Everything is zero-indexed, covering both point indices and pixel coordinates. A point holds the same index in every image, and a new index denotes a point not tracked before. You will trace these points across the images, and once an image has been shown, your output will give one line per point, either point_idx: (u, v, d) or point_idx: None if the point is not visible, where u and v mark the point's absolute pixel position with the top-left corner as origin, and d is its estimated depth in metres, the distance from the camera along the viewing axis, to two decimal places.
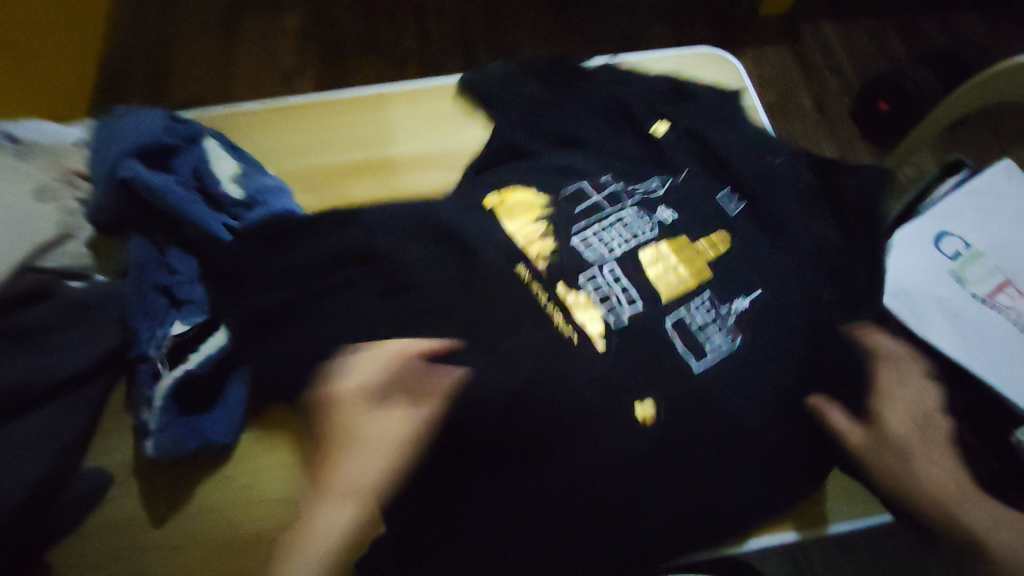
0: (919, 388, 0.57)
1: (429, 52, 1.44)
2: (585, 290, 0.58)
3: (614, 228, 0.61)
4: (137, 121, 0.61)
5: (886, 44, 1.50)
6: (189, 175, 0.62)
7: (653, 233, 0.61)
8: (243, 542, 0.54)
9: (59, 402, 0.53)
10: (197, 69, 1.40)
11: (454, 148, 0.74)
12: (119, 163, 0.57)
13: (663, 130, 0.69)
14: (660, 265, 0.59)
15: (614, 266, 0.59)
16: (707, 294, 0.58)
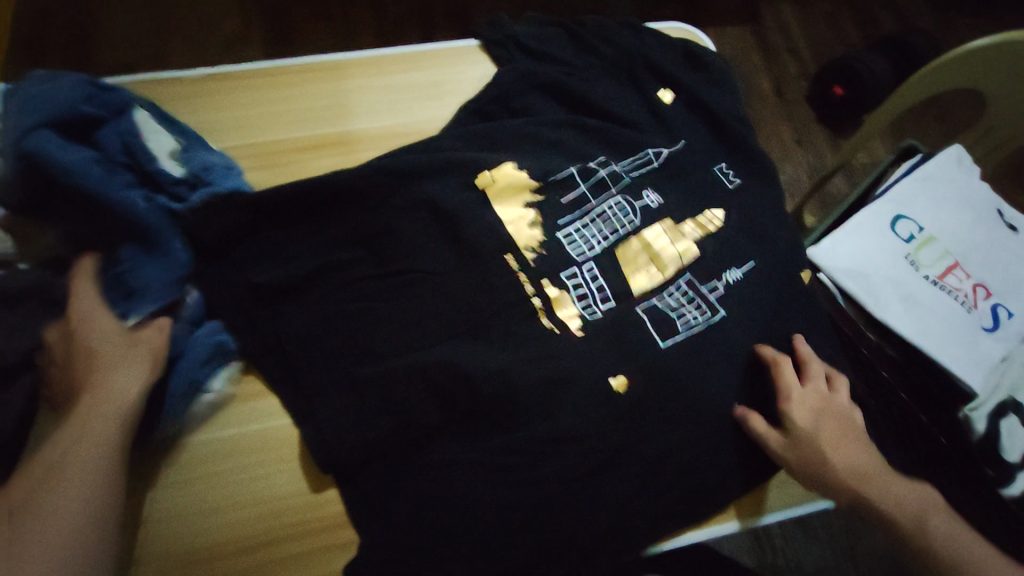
0: (820, 386, 0.56)
1: (384, 22, 1.35)
2: (567, 289, 0.57)
3: (598, 219, 0.60)
4: (48, 86, 0.51)
5: (842, 30, 1.53)
6: (116, 147, 0.53)
7: (636, 220, 0.60)
8: (186, 563, 0.47)
9: None
10: (122, 33, 1.26)
11: (422, 125, 0.65)
12: (29, 133, 0.48)
13: (670, 97, 0.66)
14: (642, 256, 0.59)
15: (592, 267, 0.58)
16: (687, 280, 0.59)
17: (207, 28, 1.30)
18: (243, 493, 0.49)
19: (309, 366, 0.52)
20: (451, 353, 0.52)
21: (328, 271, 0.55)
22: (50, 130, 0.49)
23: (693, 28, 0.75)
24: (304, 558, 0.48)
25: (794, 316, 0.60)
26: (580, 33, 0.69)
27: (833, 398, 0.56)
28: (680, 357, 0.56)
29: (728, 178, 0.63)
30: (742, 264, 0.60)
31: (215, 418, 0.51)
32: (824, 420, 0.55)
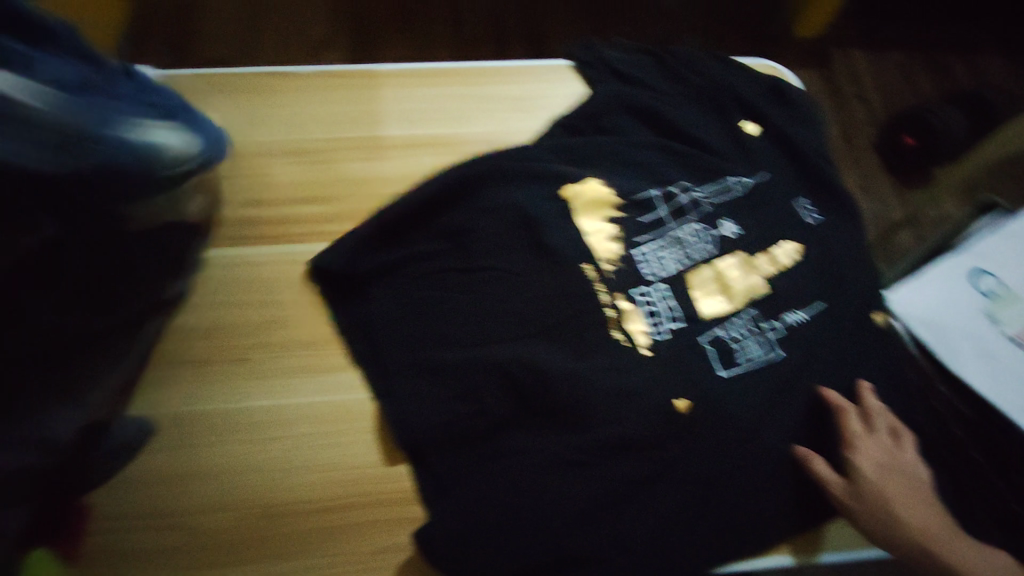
0: (884, 440, 0.53)
1: (461, 38, 1.41)
2: (637, 307, 0.57)
3: (673, 244, 0.61)
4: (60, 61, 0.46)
5: (914, 81, 1.48)
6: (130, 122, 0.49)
7: (711, 248, 0.61)
8: (255, 513, 0.51)
9: (89, 356, 0.48)
10: (222, 33, 1.36)
11: (466, 135, 0.68)
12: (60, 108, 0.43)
13: (756, 129, 0.68)
14: (710, 283, 0.59)
15: (663, 287, 0.59)
16: (750, 315, 0.58)
17: (297, 31, 1.39)
18: (320, 459, 0.53)
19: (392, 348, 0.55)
20: (525, 353, 0.54)
21: (416, 260, 0.59)
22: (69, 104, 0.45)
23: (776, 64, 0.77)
24: (366, 528, 0.51)
25: (871, 359, 0.59)
26: (668, 61, 0.71)
27: (898, 454, 0.53)
28: (752, 382, 0.55)
29: (809, 213, 0.64)
30: (811, 306, 0.59)
31: (302, 385, 0.55)
32: (897, 480, 0.51)
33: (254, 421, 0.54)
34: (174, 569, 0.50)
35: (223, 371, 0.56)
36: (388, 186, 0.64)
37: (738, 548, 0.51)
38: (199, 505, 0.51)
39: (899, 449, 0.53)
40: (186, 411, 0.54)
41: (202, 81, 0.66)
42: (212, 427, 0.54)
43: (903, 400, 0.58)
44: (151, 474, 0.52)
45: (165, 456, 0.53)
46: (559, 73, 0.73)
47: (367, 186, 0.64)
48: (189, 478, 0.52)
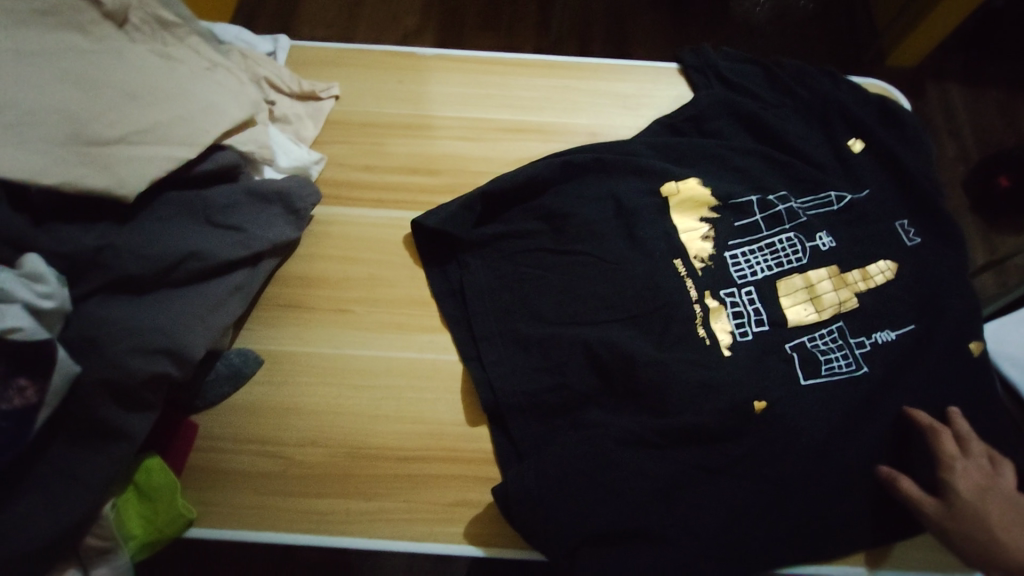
0: (979, 466, 0.51)
1: (546, 36, 1.43)
2: (725, 307, 0.58)
3: (765, 249, 0.61)
4: (134, 52, 0.51)
5: (1016, 120, 1.38)
6: (183, 82, 0.52)
7: (804, 259, 0.61)
8: (339, 453, 0.53)
9: (219, 282, 0.51)
10: (323, 14, 1.44)
11: (550, 124, 0.70)
12: (135, 83, 0.49)
13: (861, 147, 0.67)
14: (798, 293, 0.59)
15: (751, 291, 0.59)
16: (838, 328, 0.58)
17: (392, 19, 1.45)
18: (409, 411, 0.55)
19: (482, 317, 0.57)
20: (611, 335, 0.55)
21: (512, 237, 0.61)
22: (140, 75, 0.49)
23: (885, 84, 0.78)
24: (448, 480, 0.53)
25: (963, 388, 0.57)
26: (777, 73, 0.72)
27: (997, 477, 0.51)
28: (837, 393, 0.55)
29: (908, 235, 0.63)
30: (901, 327, 0.58)
31: (398, 341, 0.58)
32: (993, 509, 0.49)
33: (343, 366, 0.57)
34: (259, 495, 0.52)
35: (328, 318, 0.59)
36: (436, 165, 0.67)
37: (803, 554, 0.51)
38: (297, 440, 0.53)
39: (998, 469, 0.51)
40: (291, 351, 0.57)
41: (328, 56, 0.72)
42: (306, 367, 0.56)
43: (996, 435, 0.56)
44: (251, 405, 0.55)
45: (268, 390, 0.55)
46: (665, 76, 0.75)
47: (414, 162, 0.67)
48: (287, 413, 0.54)
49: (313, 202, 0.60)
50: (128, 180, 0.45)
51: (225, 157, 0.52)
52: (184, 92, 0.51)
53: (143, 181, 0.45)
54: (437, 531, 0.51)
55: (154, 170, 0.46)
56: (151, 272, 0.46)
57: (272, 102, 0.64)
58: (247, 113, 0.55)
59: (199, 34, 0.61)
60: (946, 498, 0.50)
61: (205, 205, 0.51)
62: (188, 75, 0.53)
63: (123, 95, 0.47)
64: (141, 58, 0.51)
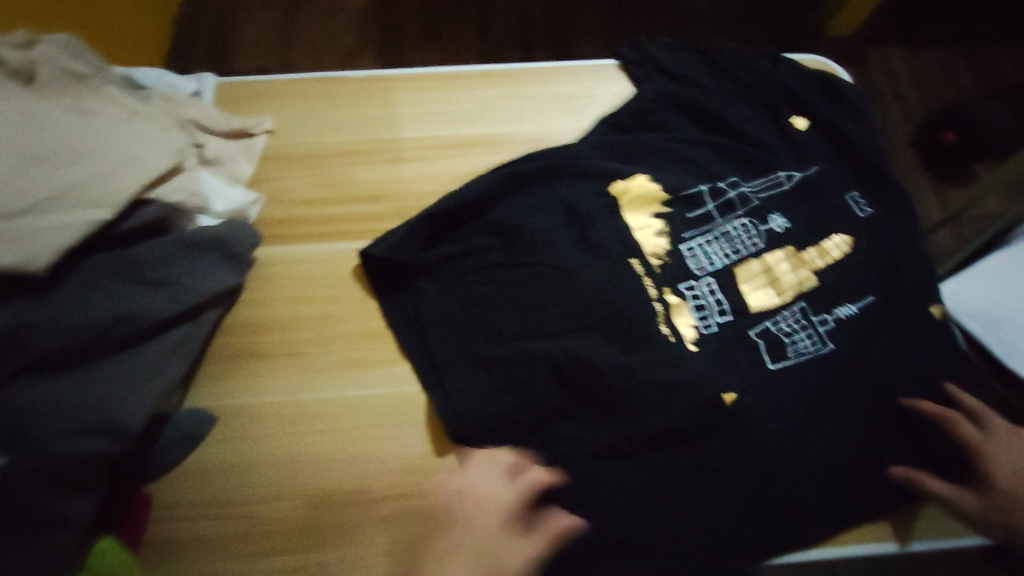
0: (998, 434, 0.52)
1: (489, 42, 1.41)
2: (687, 301, 0.57)
3: (720, 238, 0.60)
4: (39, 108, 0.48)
5: (955, 76, 1.41)
6: (93, 135, 0.49)
7: (759, 243, 0.60)
8: (308, 504, 0.51)
9: (156, 342, 0.48)
10: (260, 43, 1.40)
11: (494, 135, 0.69)
12: (40, 143, 0.46)
13: (805, 123, 0.67)
14: (757, 279, 0.59)
15: (711, 282, 0.58)
16: (800, 309, 0.58)
17: (331, 40, 1.42)
18: (375, 451, 0.53)
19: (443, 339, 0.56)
20: (574, 345, 0.54)
21: (464, 255, 0.59)
22: (45, 135, 0.46)
23: (822, 58, 0.78)
24: (422, 517, 0.51)
25: (930, 351, 0.57)
26: (714, 59, 0.71)
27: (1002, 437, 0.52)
28: (806, 374, 0.55)
29: (859, 207, 0.63)
30: (861, 299, 0.58)
31: (359, 377, 0.56)
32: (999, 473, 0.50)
33: (304, 412, 0.54)
34: (228, 560, 0.49)
35: (281, 363, 0.56)
36: (382, 189, 0.65)
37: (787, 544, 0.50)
38: (261, 496, 0.51)
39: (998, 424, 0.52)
40: (245, 403, 0.54)
41: (258, 89, 0.69)
42: (264, 418, 0.54)
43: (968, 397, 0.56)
44: (211, 466, 0.52)
45: (225, 448, 0.53)
46: (606, 72, 0.74)
47: (360, 189, 0.65)
48: (249, 468, 0.52)
49: (253, 244, 0.57)
50: (41, 250, 0.42)
51: (148, 213, 0.49)
52: (97, 146, 0.48)
53: (57, 250, 0.43)
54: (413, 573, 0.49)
55: (68, 236, 0.43)
56: (77, 345, 0.43)
57: (201, 145, 0.61)
58: (170, 161, 0.52)
59: (115, 81, 0.58)
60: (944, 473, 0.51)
61: (133, 264, 0.48)
62: (100, 127, 0.50)
63: (26, 160, 0.44)
64: (47, 115, 0.48)
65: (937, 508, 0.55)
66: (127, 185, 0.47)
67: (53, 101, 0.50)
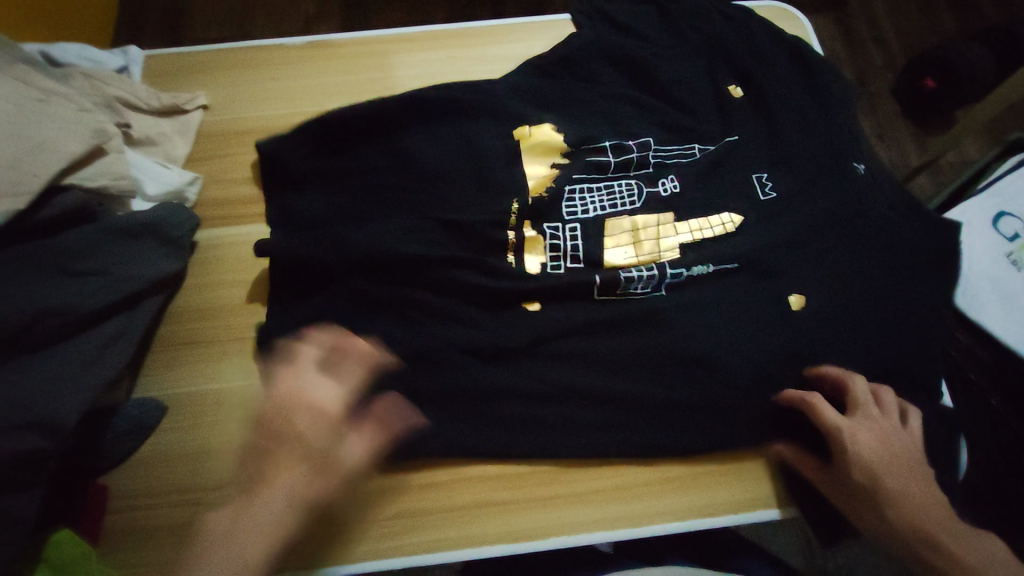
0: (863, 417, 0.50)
1: (455, 1, 1.34)
2: (541, 240, 0.56)
3: (603, 191, 0.58)
4: None
5: (939, 17, 1.35)
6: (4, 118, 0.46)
7: (638, 203, 0.58)
8: None
9: (90, 336, 0.47)
10: (215, 10, 1.33)
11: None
12: None
13: (741, 93, 0.64)
14: (624, 232, 0.56)
15: (574, 227, 0.56)
16: (656, 266, 0.56)
17: (287, 5, 1.34)
18: None
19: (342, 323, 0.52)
20: (525, 318, 0.53)
21: None
22: None
23: (783, 6, 0.75)
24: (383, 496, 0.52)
25: (892, 304, 0.55)
26: (669, 11, 0.68)
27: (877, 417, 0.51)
28: (770, 337, 0.53)
29: (764, 189, 0.59)
30: (721, 263, 0.55)
31: None
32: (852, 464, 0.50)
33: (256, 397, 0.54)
34: (185, 547, 0.49)
35: (230, 349, 0.55)
36: None
37: (741, 502, 0.53)
38: (215, 483, 0.51)
39: (861, 399, 0.51)
40: (197, 391, 0.53)
41: (189, 62, 0.66)
42: (216, 405, 0.53)
43: (929, 353, 0.55)
44: (164, 454, 0.51)
45: (176, 437, 0.52)
46: (559, 31, 0.70)
47: None
48: (202, 456, 0.51)
49: (193, 227, 0.56)
50: None
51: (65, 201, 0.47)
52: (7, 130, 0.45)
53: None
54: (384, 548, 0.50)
55: None
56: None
57: (127, 124, 0.57)
58: (91, 144, 0.49)
59: (28, 59, 0.54)
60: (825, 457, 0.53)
61: (58, 254, 0.46)
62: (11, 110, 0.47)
63: None
64: None
65: None
66: (41, 173, 0.45)
67: None
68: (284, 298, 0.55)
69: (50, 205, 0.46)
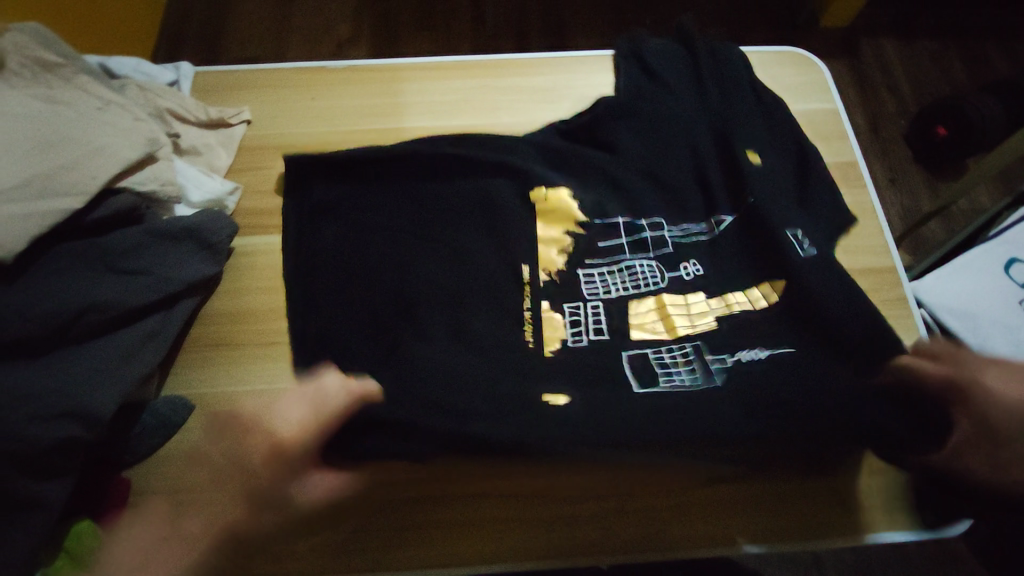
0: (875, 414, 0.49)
1: (481, 33, 1.39)
2: (559, 322, 0.54)
3: (622, 271, 0.57)
4: (12, 101, 0.48)
5: (951, 68, 1.38)
6: (65, 125, 0.49)
7: (661, 284, 0.57)
8: None
9: (128, 333, 0.49)
10: (252, 32, 1.39)
11: (475, 127, 0.69)
12: (11, 134, 0.46)
13: (759, 160, 0.62)
14: (650, 320, 0.55)
15: (598, 307, 0.55)
16: (694, 348, 0.53)
17: (321, 31, 1.40)
18: None
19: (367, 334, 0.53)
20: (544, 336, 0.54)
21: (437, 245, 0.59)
22: (17, 125, 0.47)
23: (804, 52, 0.77)
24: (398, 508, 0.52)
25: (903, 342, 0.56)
26: (693, 51, 0.71)
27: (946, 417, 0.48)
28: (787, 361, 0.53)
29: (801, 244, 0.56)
30: (774, 347, 0.51)
31: None
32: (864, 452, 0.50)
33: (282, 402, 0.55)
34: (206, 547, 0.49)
35: (259, 354, 0.57)
36: None
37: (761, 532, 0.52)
38: (238, 485, 0.51)
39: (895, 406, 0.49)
40: (220, 390, 0.55)
41: (236, 80, 0.69)
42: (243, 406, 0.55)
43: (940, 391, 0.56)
44: (190, 453, 0.53)
45: (201, 438, 0.53)
46: (588, 65, 0.74)
47: None
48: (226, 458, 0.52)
49: (230, 234, 0.58)
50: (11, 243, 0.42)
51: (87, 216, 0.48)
52: (68, 136, 0.48)
53: (25, 239, 0.43)
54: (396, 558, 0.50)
55: (38, 225, 0.44)
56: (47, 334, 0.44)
57: (176, 134, 0.61)
58: (142, 151, 0.52)
59: (89, 71, 0.58)
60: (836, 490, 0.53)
61: (105, 253, 0.48)
62: (71, 117, 0.50)
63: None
64: (20, 106, 0.48)
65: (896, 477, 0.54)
66: (96, 176, 0.48)
67: (25, 92, 0.50)
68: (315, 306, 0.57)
69: (102, 207, 0.49)
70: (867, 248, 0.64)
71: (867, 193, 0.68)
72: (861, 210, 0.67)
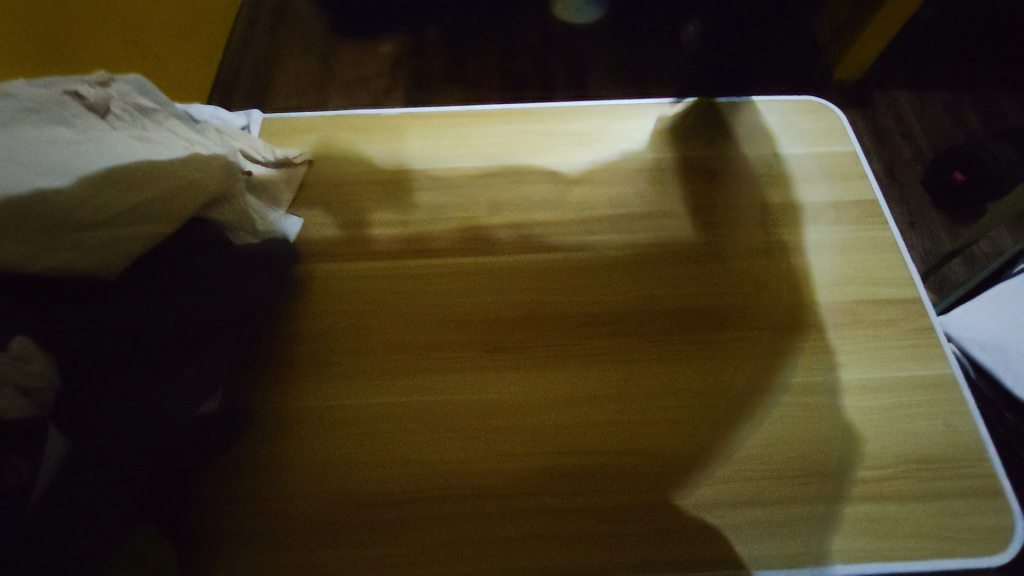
0: None
1: (507, 80, 1.45)
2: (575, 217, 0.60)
3: None
4: (114, 139, 0.55)
5: (965, 118, 1.41)
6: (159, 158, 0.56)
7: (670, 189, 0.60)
8: (338, 501, 0.54)
9: (205, 346, 0.54)
10: (293, 81, 1.44)
11: (491, 166, 0.74)
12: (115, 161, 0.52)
13: None
14: None
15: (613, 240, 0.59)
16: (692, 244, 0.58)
17: (356, 78, 1.45)
18: (398, 454, 0.56)
19: None
20: None
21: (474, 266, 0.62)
22: (120, 155, 0.53)
23: (824, 100, 0.81)
24: (437, 521, 0.53)
25: None
26: None
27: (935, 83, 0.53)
28: None
29: None
30: None
31: (398, 378, 0.60)
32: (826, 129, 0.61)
33: (336, 414, 0.58)
34: (261, 555, 0.52)
35: (315, 371, 0.60)
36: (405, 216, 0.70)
37: (790, 558, 0.52)
38: (292, 494, 0.54)
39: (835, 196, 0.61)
40: (287, 402, 0.59)
41: (298, 124, 0.77)
42: (299, 419, 0.58)
43: (958, 413, 0.58)
44: (249, 462, 0.56)
45: (257, 449, 0.56)
46: (614, 113, 0.79)
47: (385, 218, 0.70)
48: (282, 468, 0.55)
49: (291, 262, 0.64)
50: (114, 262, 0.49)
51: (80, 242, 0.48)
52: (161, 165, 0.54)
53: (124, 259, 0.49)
54: (415, 571, 0.51)
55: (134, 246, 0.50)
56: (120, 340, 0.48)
57: (249, 172, 0.68)
58: (221, 183, 0.59)
59: (175, 116, 0.66)
60: (874, 515, 0.54)
61: (185, 272, 0.53)
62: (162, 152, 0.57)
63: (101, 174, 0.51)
64: (122, 144, 0.55)
65: (931, 505, 0.54)
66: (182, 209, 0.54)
67: (124, 131, 0.57)
68: (377, 325, 0.63)
69: (181, 234, 0.55)
70: (887, 279, 0.67)
71: (889, 230, 0.70)
72: (884, 245, 0.69)
